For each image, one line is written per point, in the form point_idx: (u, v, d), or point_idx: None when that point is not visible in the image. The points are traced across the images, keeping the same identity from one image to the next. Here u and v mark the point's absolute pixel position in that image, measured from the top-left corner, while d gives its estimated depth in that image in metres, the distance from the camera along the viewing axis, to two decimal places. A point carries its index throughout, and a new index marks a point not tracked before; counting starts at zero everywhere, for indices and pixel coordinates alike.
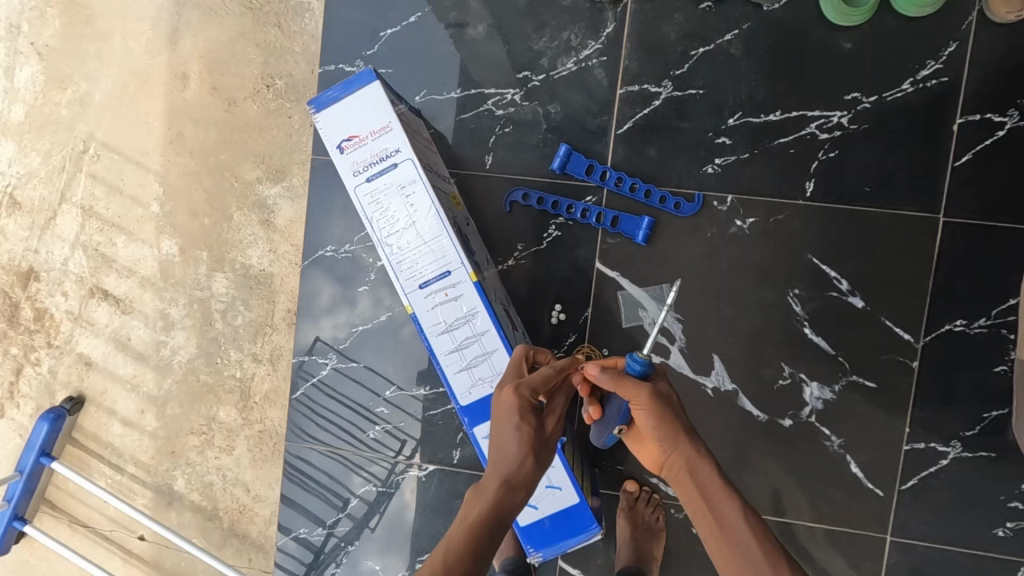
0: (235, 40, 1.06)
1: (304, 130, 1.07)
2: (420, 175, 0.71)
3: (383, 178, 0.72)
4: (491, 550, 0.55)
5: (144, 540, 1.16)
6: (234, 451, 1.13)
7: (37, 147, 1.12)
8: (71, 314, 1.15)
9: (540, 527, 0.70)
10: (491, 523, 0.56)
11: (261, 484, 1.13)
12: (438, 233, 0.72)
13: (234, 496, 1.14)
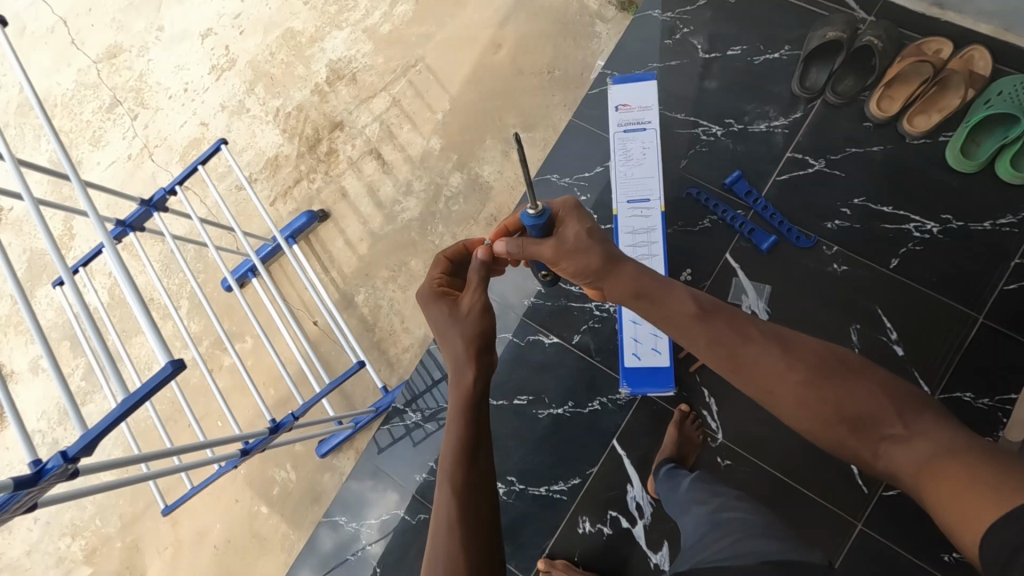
0: (542, 37, 1.56)
1: (558, 107, 1.53)
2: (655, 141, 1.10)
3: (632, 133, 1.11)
4: (473, 419, 0.88)
5: (318, 324, 1.60)
6: (408, 291, 1.55)
7: (386, 52, 1.67)
8: (350, 159, 1.65)
9: (638, 370, 1.20)
10: (464, 410, 0.88)
11: (415, 322, 1.54)
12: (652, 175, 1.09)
13: (392, 321, 1.55)
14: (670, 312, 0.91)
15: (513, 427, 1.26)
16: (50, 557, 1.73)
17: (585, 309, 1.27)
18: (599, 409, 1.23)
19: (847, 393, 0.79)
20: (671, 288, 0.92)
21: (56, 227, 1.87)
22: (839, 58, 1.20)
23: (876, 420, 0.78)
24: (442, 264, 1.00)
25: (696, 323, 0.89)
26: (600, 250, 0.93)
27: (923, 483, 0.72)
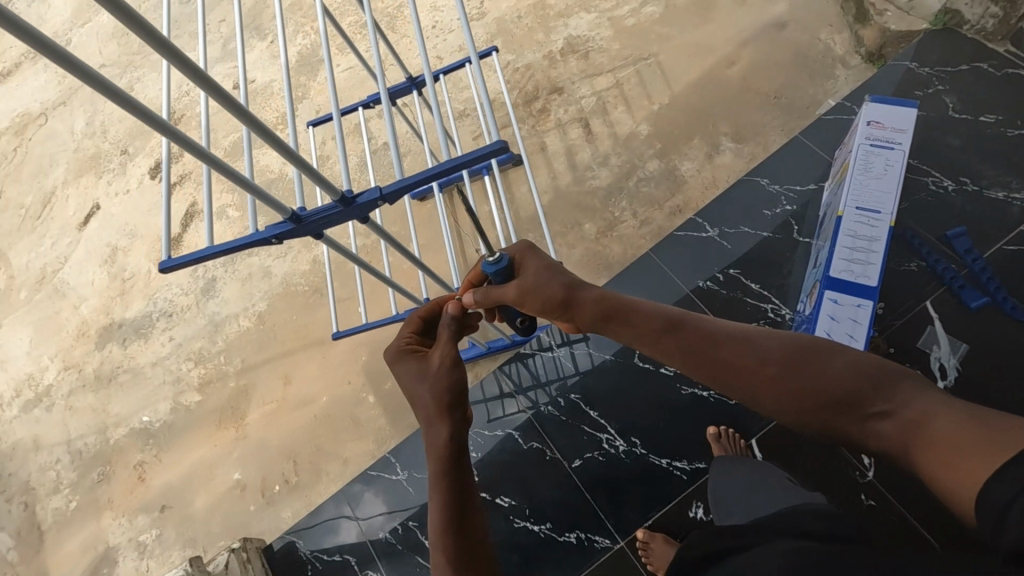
0: (780, 64, 1.61)
1: (775, 129, 1.56)
2: (903, 162, 1.10)
3: (880, 150, 1.12)
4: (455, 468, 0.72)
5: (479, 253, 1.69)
6: (572, 249, 1.59)
7: (623, 42, 1.79)
8: (559, 121, 1.76)
9: None
10: (443, 464, 0.72)
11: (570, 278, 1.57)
12: (891, 190, 1.08)
13: None
14: (621, 319, 0.80)
15: (649, 390, 1.38)
16: (170, 375, 1.88)
17: (759, 309, 1.27)
18: (739, 406, 1.30)
19: (821, 379, 0.66)
20: (621, 303, 0.80)
21: (283, 107, 2.11)
22: None
23: (857, 396, 0.65)
24: (415, 322, 0.91)
25: (653, 334, 0.78)
26: (564, 279, 0.83)
27: (923, 456, 0.59)
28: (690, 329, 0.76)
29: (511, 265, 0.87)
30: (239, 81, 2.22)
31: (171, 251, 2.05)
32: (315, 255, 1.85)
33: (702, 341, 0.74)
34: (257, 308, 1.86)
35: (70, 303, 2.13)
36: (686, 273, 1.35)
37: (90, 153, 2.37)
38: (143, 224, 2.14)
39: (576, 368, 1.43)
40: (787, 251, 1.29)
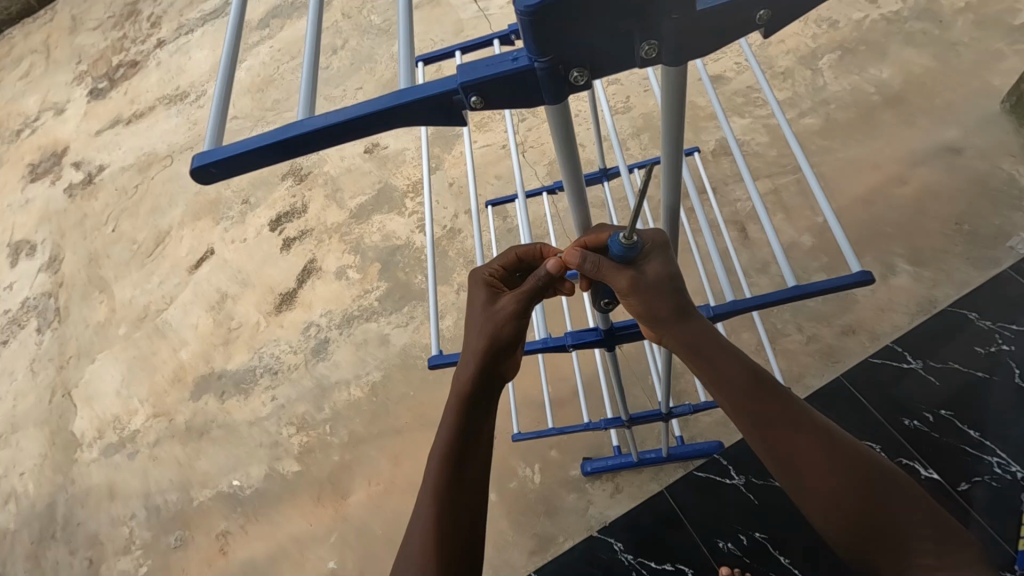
0: (961, 189, 1.50)
1: (960, 254, 1.40)
2: None
3: None
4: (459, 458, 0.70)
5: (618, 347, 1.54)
6: None
7: (779, 149, 1.74)
8: (711, 222, 1.71)
9: None
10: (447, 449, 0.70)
11: None
12: None
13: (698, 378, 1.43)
14: (687, 348, 0.68)
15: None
16: (268, 438, 1.77)
17: (982, 461, 1.16)
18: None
19: (843, 496, 0.63)
20: (710, 343, 0.67)
21: (414, 176, 2.11)
22: None
23: (881, 535, 0.62)
24: (510, 257, 0.77)
25: (706, 374, 0.68)
26: (670, 300, 0.65)
27: None
28: (749, 384, 0.67)
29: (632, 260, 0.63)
30: (370, 146, 2.24)
31: (283, 305, 2.00)
32: (437, 328, 1.78)
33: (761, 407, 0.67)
34: (370, 378, 1.76)
35: (170, 345, 2.06)
36: (889, 408, 1.24)
37: (209, 198, 2.37)
38: (255, 273, 2.10)
39: (762, 500, 1.25)
40: (1004, 398, 1.21)
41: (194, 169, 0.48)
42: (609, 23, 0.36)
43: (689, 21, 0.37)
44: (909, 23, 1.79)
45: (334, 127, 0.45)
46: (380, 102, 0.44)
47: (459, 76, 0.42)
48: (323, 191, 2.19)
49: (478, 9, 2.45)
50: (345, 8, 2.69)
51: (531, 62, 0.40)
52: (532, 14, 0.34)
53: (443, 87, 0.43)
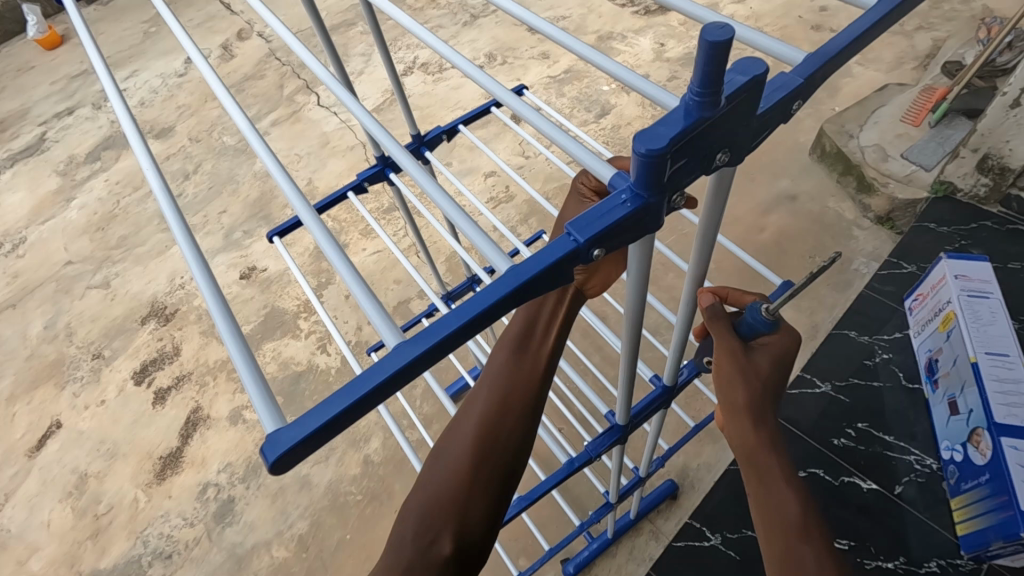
0: (805, 228, 1.76)
1: (822, 284, 1.63)
2: (998, 298, 1.26)
3: (980, 298, 1.26)
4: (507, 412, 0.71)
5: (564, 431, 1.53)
6: (668, 419, 1.50)
7: None
8: None
9: (984, 535, 1.10)
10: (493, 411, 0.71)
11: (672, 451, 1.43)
12: (1009, 335, 1.20)
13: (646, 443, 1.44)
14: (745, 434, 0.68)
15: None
16: None
17: (906, 461, 1.29)
18: (939, 572, 1.16)
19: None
20: (765, 439, 0.68)
21: (304, 294, 1.97)
22: None
23: None
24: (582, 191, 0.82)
25: (749, 463, 0.70)
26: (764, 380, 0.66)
27: None
28: (786, 487, 0.67)
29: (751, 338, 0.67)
30: (246, 270, 2.07)
31: (168, 469, 1.69)
32: (365, 455, 1.62)
33: (789, 503, 0.67)
34: (297, 532, 1.53)
35: (13, 557, 1.62)
36: (820, 433, 1.36)
37: (48, 360, 1.99)
38: (125, 439, 1.77)
39: (744, 554, 1.24)
40: (899, 398, 1.38)
41: (287, 447, 0.35)
42: (708, 149, 0.40)
43: (756, 127, 0.42)
44: None
45: (463, 327, 0.37)
46: (501, 287, 0.38)
47: (576, 233, 0.39)
48: (199, 328, 1.96)
49: (341, 119, 2.46)
50: (192, 131, 2.55)
51: (639, 196, 0.40)
52: (654, 155, 0.37)
53: (560, 250, 0.39)
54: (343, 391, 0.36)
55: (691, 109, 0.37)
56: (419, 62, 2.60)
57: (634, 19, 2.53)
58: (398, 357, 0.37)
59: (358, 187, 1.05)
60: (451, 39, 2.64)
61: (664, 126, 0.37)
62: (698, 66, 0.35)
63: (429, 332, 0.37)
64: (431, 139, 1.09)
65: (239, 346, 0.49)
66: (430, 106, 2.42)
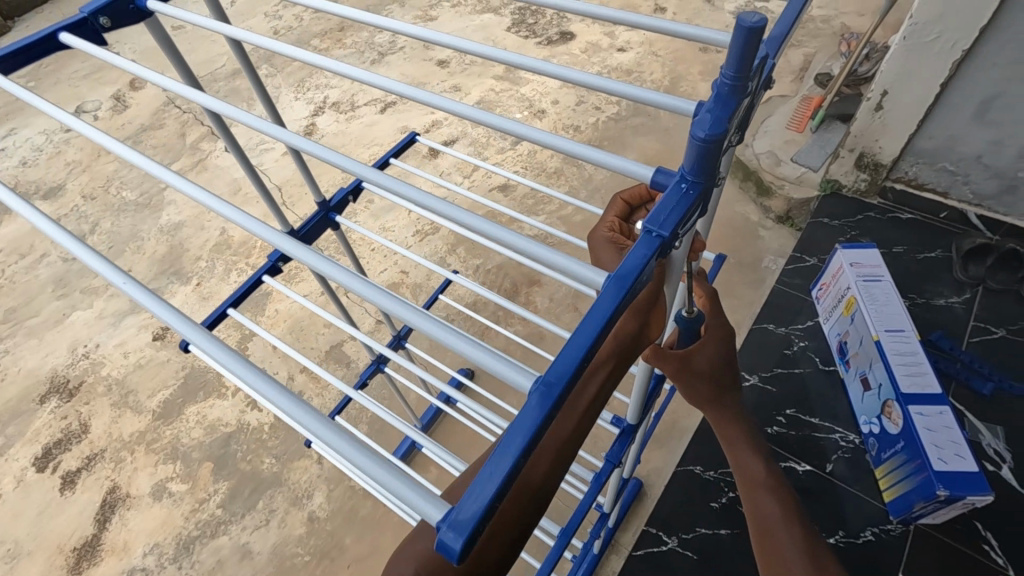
0: (717, 234, 1.89)
1: (738, 286, 1.76)
2: (887, 278, 1.38)
3: (874, 280, 1.38)
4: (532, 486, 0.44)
5: None
6: None
7: (577, 231, 1.98)
8: (549, 306, 1.82)
9: (907, 499, 1.18)
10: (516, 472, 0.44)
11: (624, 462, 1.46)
12: (902, 312, 1.33)
13: None
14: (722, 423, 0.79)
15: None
16: None
17: (832, 440, 1.38)
18: (875, 539, 1.23)
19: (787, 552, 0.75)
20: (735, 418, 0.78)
21: None
22: (990, 258, 1.56)
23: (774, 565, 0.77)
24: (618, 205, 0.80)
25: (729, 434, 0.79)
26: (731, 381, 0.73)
27: None
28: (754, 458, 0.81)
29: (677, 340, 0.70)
30: (160, 330, 1.93)
31: (83, 562, 1.51)
32: (309, 512, 1.53)
33: (755, 466, 0.81)
34: None
35: None
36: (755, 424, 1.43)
37: None
38: (29, 536, 1.57)
39: (700, 553, 1.26)
40: (818, 381, 1.48)
41: (477, 524, 0.33)
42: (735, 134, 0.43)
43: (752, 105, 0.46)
44: (629, 121, 2.30)
45: (600, 337, 0.38)
46: (613, 295, 0.38)
47: (659, 229, 0.41)
48: (110, 400, 1.79)
49: (252, 164, 2.38)
50: (86, 188, 2.38)
51: (691, 181, 0.43)
52: (713, 140, 0.40)
53: (649, 247, 0.41)
54: (504, 447, 0.35)
55: (723, 93, 0.40)
56: (330, 101, 2.57)
57: (538, 49, 2.64)
58: (534, 409, 0.36)
59: (272, 268, 0.95)
60: (361, 78, 2.64)
61: (718, 111, 0.40)
62: (734, 54, 0.38)
63: (552, 374, 0.36)
64: (337, 203, 1.03)
65: (301, 404, 0.44)
66: (345, 144, 2.39)
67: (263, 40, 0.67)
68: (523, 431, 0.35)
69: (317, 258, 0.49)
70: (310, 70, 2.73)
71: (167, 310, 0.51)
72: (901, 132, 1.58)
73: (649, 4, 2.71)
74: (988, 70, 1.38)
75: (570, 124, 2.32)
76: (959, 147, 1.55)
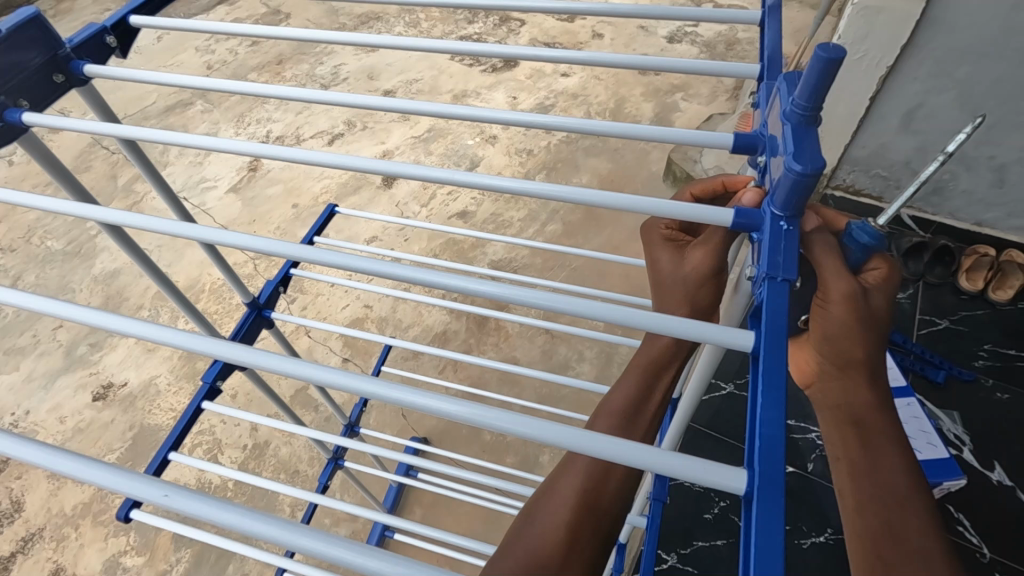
0: None
1: None
2: None
3: None
4: (595, 521, 0.55)
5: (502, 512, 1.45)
6: None
7: (540, 253, 1.99)
8: (520, 329, 1.80)
9: None
10: (584, 506, 0.56)
11: None
12: None
13: None
14: (853, 392, 0.59)
15: None
16: None
17: (809, 439, 1.42)
18: None
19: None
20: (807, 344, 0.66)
21: (179, 403, 1.73)
22: (928, 255, 1.67)
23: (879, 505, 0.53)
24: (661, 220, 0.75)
25: (852, 422, 0.59)
26: (881, 320, 0.56)
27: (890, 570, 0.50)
28: (894, 456, 0.57)
29: (858, 265, 0.57)
30: (100, 389, 1.77)
31: None
32: None
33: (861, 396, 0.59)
34: None
35: None
36: (734, 431, 1.41)
37: None
38: None
39: (700, 567, 1.26)
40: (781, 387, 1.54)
41: None
42: None
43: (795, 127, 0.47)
44: (579, 143, 2.35)
45: (785, 387, 0.38)
46: (777, 343, 0.39)
47: (784, 272, 0.41)
48: (46, 472, 1.62)
49: (193, 204, 2.26)
50: (3, 240, 2.17)
51: (777, 217, 0.43)
52: (813, 171, 0.40)
53: (779, 293, 0.41)
54: (761, 523, 0.33)
55: (796, 124, 0.42)
56: (273, 135, 2.49)
57: (483, 76, 2.67)
58: (771, 501, 0.34)
59: (209, 391, 0.81)
60: (305, 112, 2.58)
61: (807, 147, 0.41)
62: (813, 80, 0.39)
63: (764, 457, 0.35)
64: (269, 298, 0.90)
65: (360, 547, 0.35)
66: (293, 179, 2.31)
67: (176, 137, 0.61)
68: (775, 524, 0.33)
69: (308, 365, 0.42)
70: (249, 105, 2.65)
71: (123, 473, 0.38)
72: (838, 143, 1.69)
73: (586, 30, 2.81)
74: (910, 83, 1.50)
75: (522, 148, 2.35)
76: (889, 154, 1.68)
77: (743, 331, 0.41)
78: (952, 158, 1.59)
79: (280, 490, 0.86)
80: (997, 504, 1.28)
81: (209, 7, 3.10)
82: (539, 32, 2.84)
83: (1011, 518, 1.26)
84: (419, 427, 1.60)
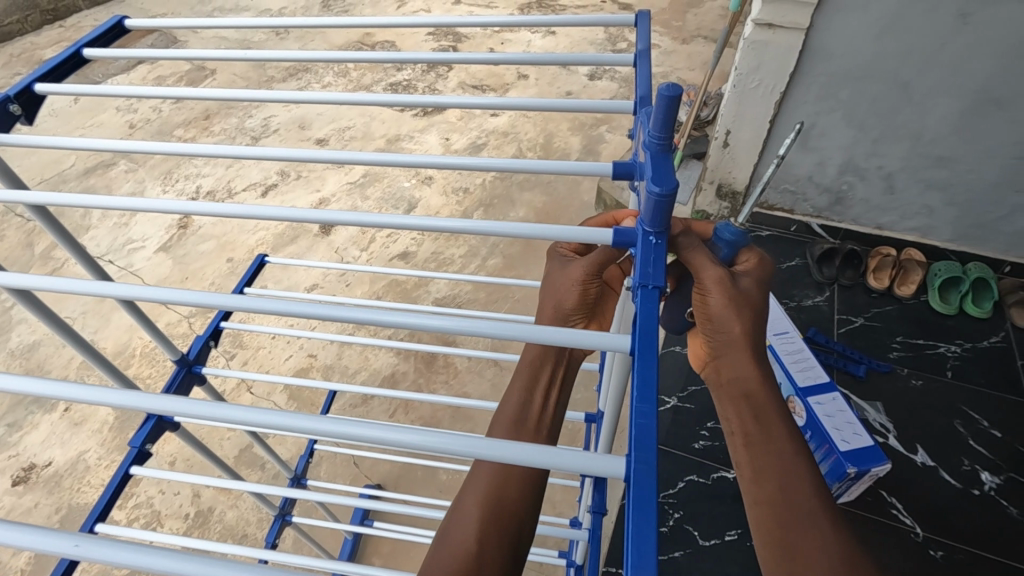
0: None
1: None
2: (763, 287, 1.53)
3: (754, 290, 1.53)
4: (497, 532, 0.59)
5: None
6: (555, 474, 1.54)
7: (483, 287, 2.02)
8: (468, 363, 1.81)
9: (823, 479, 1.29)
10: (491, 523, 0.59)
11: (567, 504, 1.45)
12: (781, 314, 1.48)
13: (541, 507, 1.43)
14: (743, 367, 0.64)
15: (735, 562, 1.29)
16: None
17: None
18: None
19: (819, 551, 0.55)
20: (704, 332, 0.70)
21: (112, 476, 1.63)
22: (838, 259, 1.81)
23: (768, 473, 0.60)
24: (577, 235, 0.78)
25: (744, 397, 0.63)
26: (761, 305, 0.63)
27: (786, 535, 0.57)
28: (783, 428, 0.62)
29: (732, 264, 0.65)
30: (22, 471, 1.64)
31: None
32: None
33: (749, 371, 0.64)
34: None
35: None
36: None
37: None
38: None
39: None
40: None
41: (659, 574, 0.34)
42: None
43: None
44: (513, 178, 2.42)
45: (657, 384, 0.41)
46: (647, 346, 0.43)
47: (653, 281, 0.45)
48: None
49: (119, 267, 2.17)
50: None
51: (647, 234, 0.47)
52: (669, 191, 0.45)
53: (649, 301, 0.45)
54: (636, 509, 0.36)
55: (655, 152, 0.48)
56: (203, 191, 2.44)
57: (415, 120, 2.73)
58: (646, 488, 0.37)
59: (138, 456, 0.78)
60: (235, 164, 2.55)
61: (661, 172, 0.46)
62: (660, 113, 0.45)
63: (639, 446, 0.38)
64: (199, 354, 0.88)
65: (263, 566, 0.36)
66: (226, 233, 2.27)
67: (87, 200, 0.61)
68: (647, 510, 0.36)
69: (209, 404, 0.42)
70: (176, 162, 2.59)
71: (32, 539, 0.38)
72: (746, 162, 1.83)
73: (511, 73, 2.93)
74: (802, 105, 1.65)
75: (458, 187, 2.40)
76: (793, 170, 1.82)
77: (621, 338, 0.44)
78: (847, 169, 1.74)
79: (220, 552, 0.82)
80: (925, 486, 1.37)
81: (128, 66, 3.04)
82: (466, 76, 2.95)
83: (937, 496, 1.35)
84: (373, 474, 1.57)
